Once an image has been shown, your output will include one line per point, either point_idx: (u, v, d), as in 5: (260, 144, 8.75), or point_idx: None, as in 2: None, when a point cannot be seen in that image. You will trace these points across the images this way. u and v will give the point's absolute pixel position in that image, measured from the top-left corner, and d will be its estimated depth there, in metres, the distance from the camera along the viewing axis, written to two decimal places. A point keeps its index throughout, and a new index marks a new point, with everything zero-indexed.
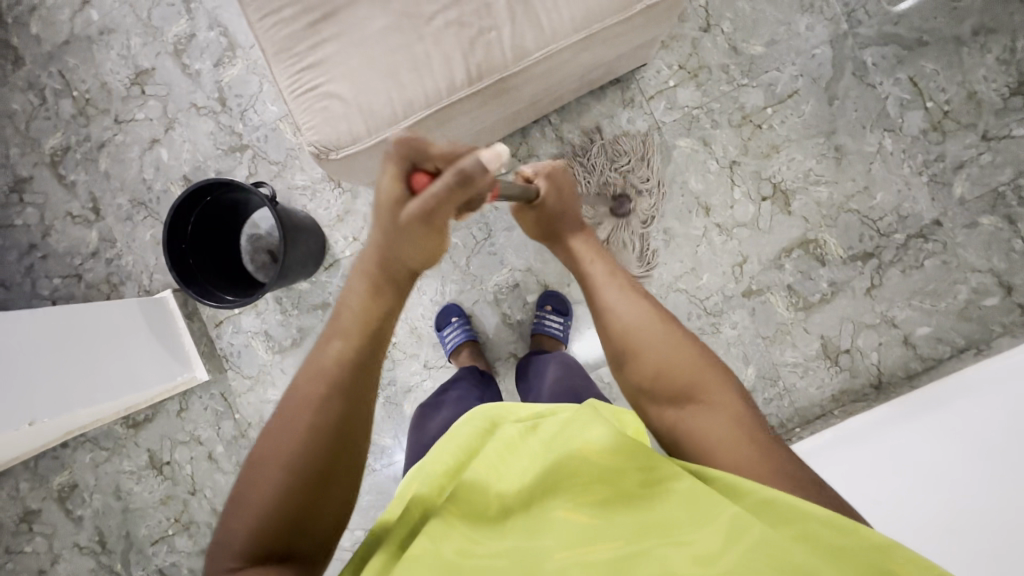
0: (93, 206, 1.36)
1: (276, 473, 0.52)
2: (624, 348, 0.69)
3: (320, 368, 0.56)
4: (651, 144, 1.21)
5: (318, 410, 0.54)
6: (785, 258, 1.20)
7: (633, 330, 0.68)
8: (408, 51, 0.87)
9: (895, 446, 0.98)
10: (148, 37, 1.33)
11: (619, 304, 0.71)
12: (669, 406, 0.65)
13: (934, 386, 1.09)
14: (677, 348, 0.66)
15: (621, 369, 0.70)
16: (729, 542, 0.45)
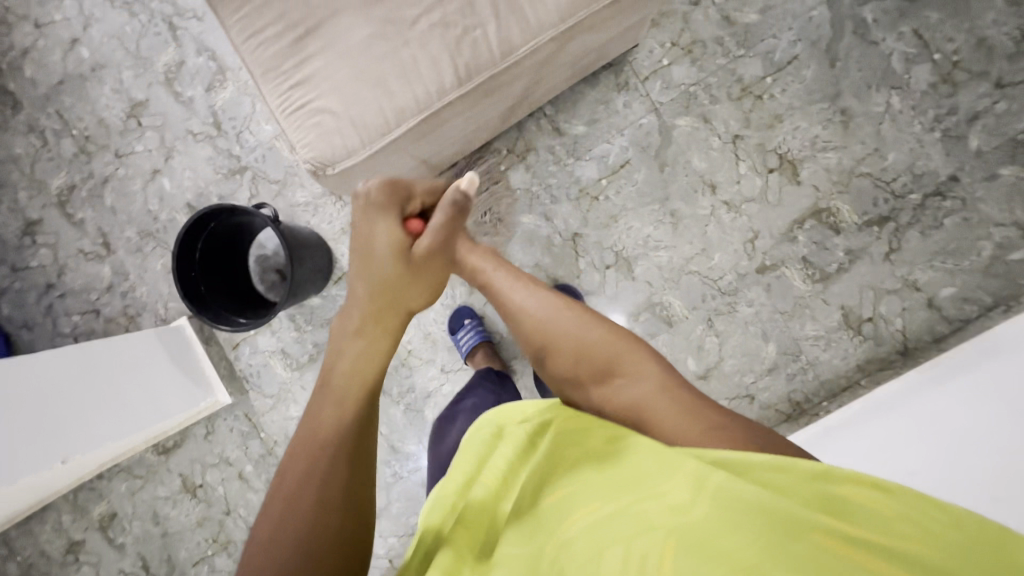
0: (104, 241, 1.38)
1: (284, 553, 0.52)
2: (540, 342, 0.72)
3: (316, 436, 0.59)
4: (650, 126, 1.19)
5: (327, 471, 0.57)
6: (798, 229, 1.17)
7: (541, 320, 0.72)
8: (395, 58, 0.86)
9: (909, 424, 0.96)
10: (139, 68, 1.33)
11: (527, 296, 0.74)
12: (594, 389, 0.68)
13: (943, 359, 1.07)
14: (586, 330, 0.70)
15: (546, 365, 0.72)
16: (696, 491, 0.46)
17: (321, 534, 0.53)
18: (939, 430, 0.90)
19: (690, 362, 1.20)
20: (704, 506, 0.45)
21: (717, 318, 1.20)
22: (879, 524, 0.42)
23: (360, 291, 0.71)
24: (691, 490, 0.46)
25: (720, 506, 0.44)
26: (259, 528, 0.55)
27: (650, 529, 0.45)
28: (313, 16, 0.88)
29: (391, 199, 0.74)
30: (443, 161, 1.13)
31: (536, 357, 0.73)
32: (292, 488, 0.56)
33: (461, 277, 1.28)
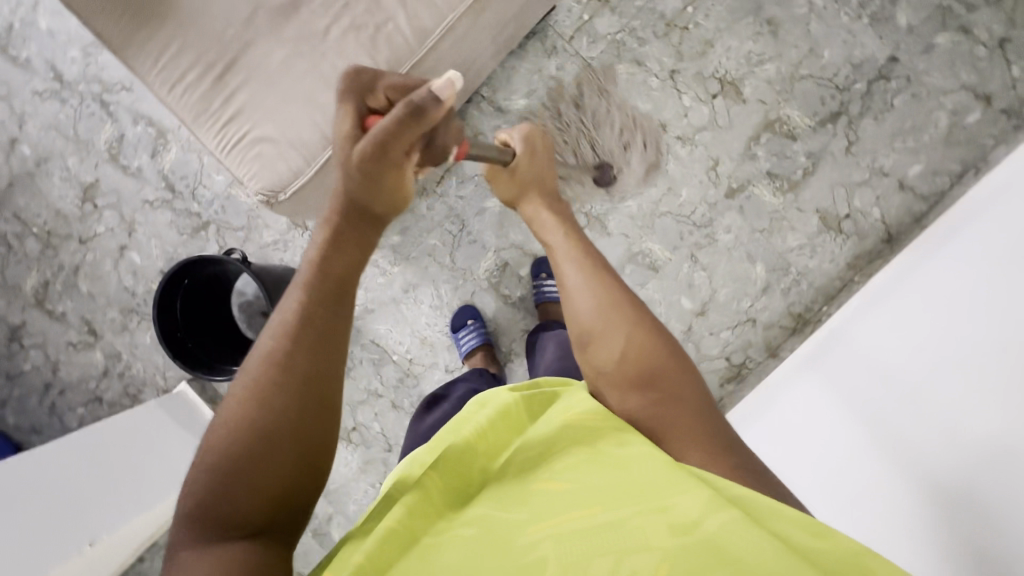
0: (90, 328, 1.38)
1: (247, 434, 0.52)
2: (591, 328, 0.69)
3: (284, 318, 0.58)
4: (587, 83, 1.19)
5: (291, 356, 0.56)
6: (756, 146, 1.17)
7: (600, 310, 0.69)
8: (316, 72, 0.87)
9: (900, 322, 0.94)
10: (82, 152, 1.34)
11: (597, 296, 0.70)
12: (632, 389, 0.65)
13: (914, 249, 1.08)
14: (646, 337, 0.67)
15: (588, 351, 0.69)
16: (707, 516, 0.46)
17: (279, 424, 0.53)
18: (924, 328, 0.88)
19: (685, 302, 1.21)
20: (714, 528, 0.44)
21: (700, 252, 1.20)
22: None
23: (335, 179, 0.65)
24: (700, 509, 0.46)
25: (727, 535, 0.44)
26: (236, 386, 0.55)
27: (651, 548, 0.44)
28: (228, 52, 0.88)
29: (355, 96, 0.67)
30: None
31: (580, 338, 0.70)
32: (272, 362, 0.55)
33: (442, 275, 1.27)
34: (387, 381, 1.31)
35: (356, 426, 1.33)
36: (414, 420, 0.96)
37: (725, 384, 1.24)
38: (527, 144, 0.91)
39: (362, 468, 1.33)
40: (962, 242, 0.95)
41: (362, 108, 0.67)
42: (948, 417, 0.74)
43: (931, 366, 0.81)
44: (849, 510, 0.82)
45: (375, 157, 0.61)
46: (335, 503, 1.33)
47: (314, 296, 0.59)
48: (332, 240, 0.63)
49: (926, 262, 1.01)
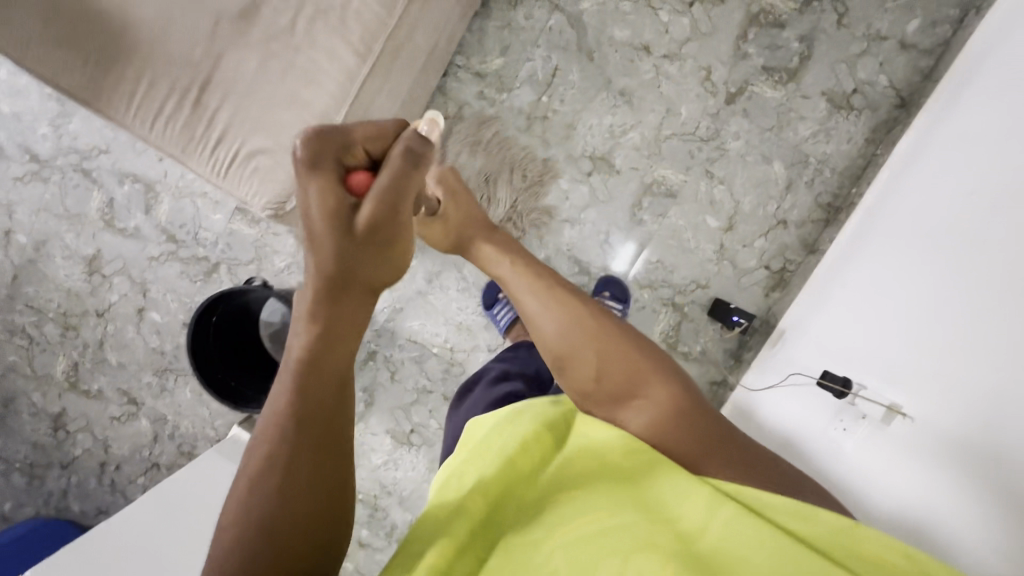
0: (129, 397, 1.38)
1: (253, 535, 0.46)
2: (558, 356, 0.64)
3: (274, 424, 0.49)
4: (559, 25, 1.16)
5: (293, 468, 0.48)
6: (745, 45, 1.13)
7: (564, 338, 0.63)
8: (293, 69, 0.84)
9: (916, 231, 0.91)
10: (76, 226, 1.32)
11: (561, 319, 0.64)
12: (614, 407, 0.61)
13: (906, 145, 1.05)
14: (618, 352, 0.62)
15: (568, 376, 0.64)
16: (710, 516, 0.49)
17: (295, 522, 0.47)
18: (944, 234, 0.84)
19: (710, 220, 1.19)
20: (718, 536, 0.48)
21: (713, 167, 1.17)
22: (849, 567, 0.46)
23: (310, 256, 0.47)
24: (704, 516, 0.50)
25: (731, 537, 0.47)
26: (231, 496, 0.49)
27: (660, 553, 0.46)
28: (199, 72, 0.85)
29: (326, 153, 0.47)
30: None
31: (558, 365, 0.64)
32: (268, 469, 0.48)
33: (462, 256, 1.26)
34: (434, 375, 1.29)
35: (415, 427, 1.31)
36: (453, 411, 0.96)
37: (770, 293, 1.21)
38: (445, 189, 0.75)
39: (430, 468, 1.31)
40: (961, 133, 0.90)
41: (343, 170, 0.48)
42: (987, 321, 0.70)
43: (959, 272, 0.78)
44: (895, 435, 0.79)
45: (376, 245, 0.47)
46: (412, 508, 1.32)
47: (307, 403, 0.50)
48: (322, 340, 0.49)
49: (927, 159, 0.97)
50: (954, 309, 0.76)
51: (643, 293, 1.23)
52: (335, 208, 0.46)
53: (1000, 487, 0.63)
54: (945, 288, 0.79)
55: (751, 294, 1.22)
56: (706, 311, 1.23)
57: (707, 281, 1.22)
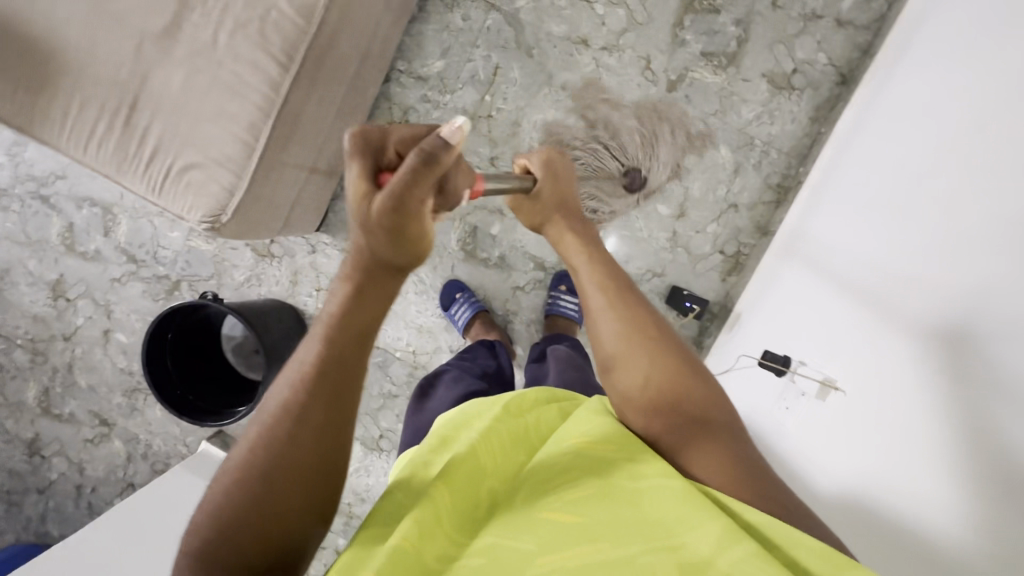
0: (101, 419, 1.38)
1: (250, 482, 0.47)
2: (611, 353, 0.63)
3: (300, 373, 0.50)
4: (497, 24, 1.16)
5: (301, 419, 0.49)
6: (682, 32, 1.14)
7: (623, 338, 0.63)
8: (218, 83, 0.85)
9: (864, 205, 0.87)
10: (38, 252, 1.33)
11: (624, 320, 0.64)
12: (655, 416, 0.59)
13: (846, 122, 1.06)
14: (670, 363, 0.61)
15: (611, 378, 0.63)
16: (721, 548, 0.43)
17: (289, 477, 0.48)
18: (888, 201, 0.81)
19: (661, 208, 1.19)
20: (726, 567, 0.41)
21: (659, 155, 1.18)
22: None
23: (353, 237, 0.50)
24: (713, 544, 0.43)
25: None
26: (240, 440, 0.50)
27: None
28: (128, 91, 0.86)
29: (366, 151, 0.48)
30: (332, 162, 1.10)
31: (603, 364, 0.64)
32: (275, 421, 0.49)
33: None
34: (398, 379, 1.30)
35: (383, 433, 1.31)
36: (410, 411, 0.86)
37: (726, 277, 1.21)
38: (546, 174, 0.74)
39: None
40: (900, 105, 0.89)
41: (379, 167, 0.48)
42: (929, 278, 0.67)
43: (912, 212, 0.74)
44: (850, 414, 0.71)
45: (395, 237, 0.47)
46: None
47: (330, 358, 0.50)
48: (354, 296, 0.51)
49: (871, 137, 0.94)
50: (898, 273, 0.73)
51: None
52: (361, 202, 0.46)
53: (958, 453, 0.56)
54: (892, 254, 0.76)
55: (707, 280, 1.22)
56: (663, 299, 1.23)
57: (662, 269, 1.22)
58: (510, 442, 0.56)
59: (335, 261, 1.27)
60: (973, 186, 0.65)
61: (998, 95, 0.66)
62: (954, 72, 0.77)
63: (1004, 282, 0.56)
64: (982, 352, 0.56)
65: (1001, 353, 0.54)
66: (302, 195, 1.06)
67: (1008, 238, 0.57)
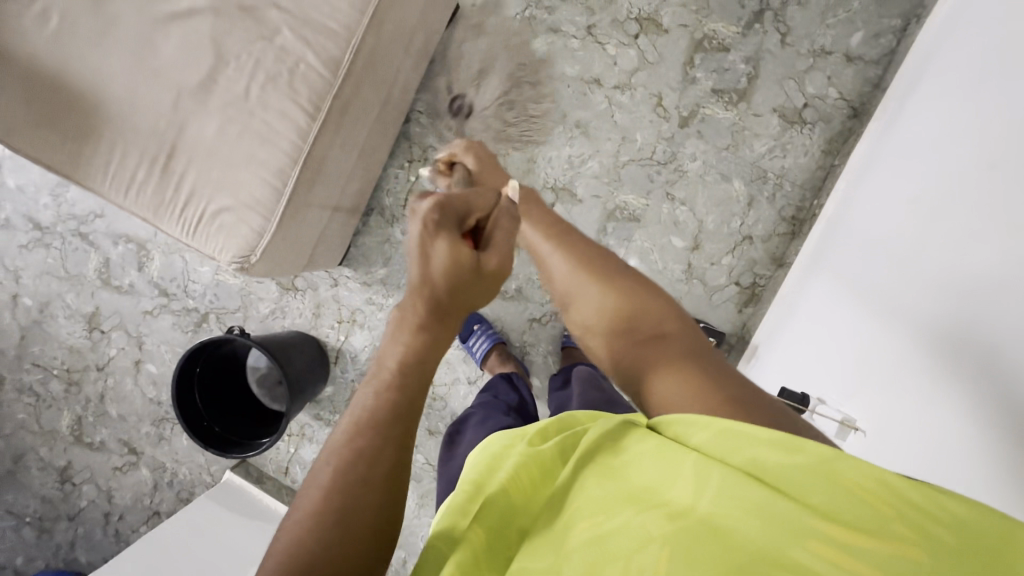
0: (130, 447, 1.43)
1: (329, 527, 0.45)
2: (564, 290, 0.73)
3: (366, 417, 0.49)
4: (512, 65, 1.21)
5: (374, 461, 0.47)
6: (692, 70, 1.17)
7: (568, 275, 0.72)
8: (249, 132, 0.90)
9: (892, 220, 0.86)
10: (76, 286, 1.40)
11: (566, 257, 0.73)
12: (607, 330, 0.66)
13: (861, 152, 1.06)
14: (610, 281, 0.68)
15: (570, 309, 0.72)
16: (697, 491, 0.40)
17: (367, 520, 0.46)
18: (913, 222, 0.80)
19: (676, 241, 1.21)
20: (708, 508, 0.39)
21: (673, 188, 1.20)
22: (845, 507, 0.36)
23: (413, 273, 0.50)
24: (694, 490, 0.40)
25: (722, 509, 0.38)
26: (305, 492, 0.47)
27: (650, 543, 0.38)
28: (166, 141, 0.92)
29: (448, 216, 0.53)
30: (354, 200, 1.15)
31: (564, 300, 0.73)
32: (344, 469, 0.47)
33: None
34: None
35: None
36: (442, 460, 0.84)
37: (743, 308, 1.21)
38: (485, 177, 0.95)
39: (420, 503, 1.33)
40: (932, 117, 0.87)
41: (461, 230, 0.54)
42: (952, 308, 0.66)
43: (937, 221, 0.74)
44: (886, 437, 0.70)
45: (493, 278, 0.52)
46: (404, 545, 1.33)
47: (401, 397, 0.50)
48: (428, 346, 0.51)
49: (904, 142, 0.92)
50: (922, 299, 0.72)
51: None
52: (461, 259, 0.50)
53: (984, 473, 0.55)
54: (916, 279, 0.74)
55: (723, 311, 1.22)
56: None
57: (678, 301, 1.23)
58: (536, 477, 0.48)
59: (356, 294, 1.31)
60: (993, 218, 0.63)
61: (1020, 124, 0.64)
62: (974, 88, 0.77)
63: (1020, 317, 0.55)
64: (1001, 349, 0.56)
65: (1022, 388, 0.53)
66: (326, 233, 1.11)
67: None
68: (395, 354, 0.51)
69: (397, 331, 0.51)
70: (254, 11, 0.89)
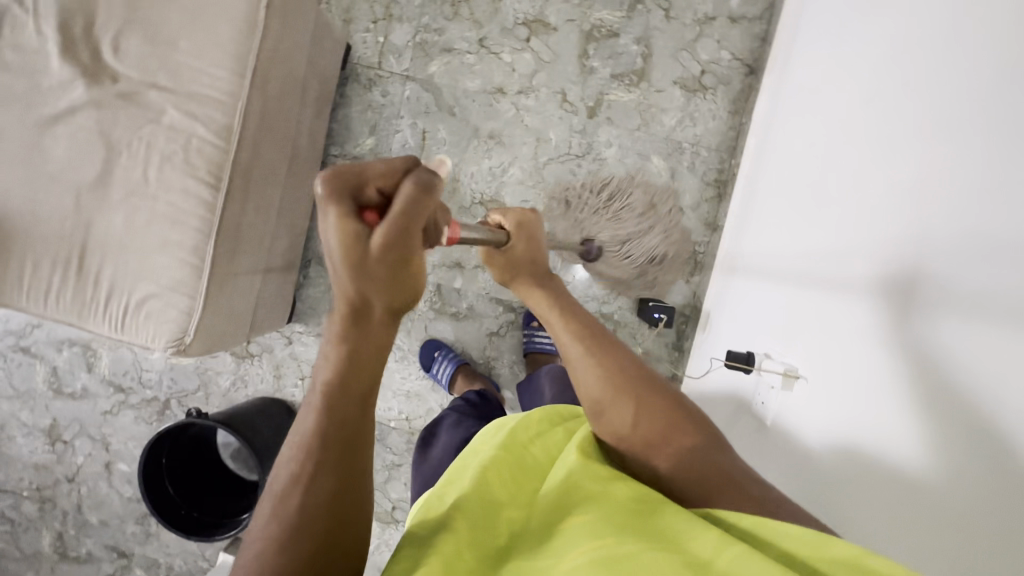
0: (119, 551, 1.39)
1: (271, 549, 0.44)
2: (596, 405, 0.60)
3: (304, 440, 0.46)
4: (415, 92, 1.22)
5: (311, 485, 0.45)
6: (588, 61, 1.19)
7: (604, 393, 0.59)
8: (156, 216, 0.89)
9: (802, 224, 0.85)
10: (29, 401, 1.36)
11: (602, 369, 0.60)
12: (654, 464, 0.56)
13: (763, 107, 1.10)
14: (660, 414, 0.57)
15: (600, 426, 0.60)
16: (722, 547, 0.38)
17: (312, 538, 0.44)
18: (824, 223, 0.79)
19: None
20: (726, 565, 0.37)
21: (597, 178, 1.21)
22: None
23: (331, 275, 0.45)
24: (715, 546, 0.39)
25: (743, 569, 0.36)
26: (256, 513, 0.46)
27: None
28: (75, 242, 0.90)
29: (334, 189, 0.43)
30: (286, 257, 1.14)
31: (591, 408, 0.60)
32: (285, 491, 0.45)
33: None
34: (398, 448, 1.30)
35: (395, 504, 1.31)
36: (413, 466, 0.78)
37: (690, 278, 1.23)
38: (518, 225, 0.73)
39: None
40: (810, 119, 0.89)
41: (356, 204, 0.43)
42: (872, 308, 0.64)
43: (887, 201, 0.65)
44: (829, 450, 0.66)
45: (395, 280, 0.44)
46: None
47: (332, 422, 0.47)
48: (348, 364, 0.47)
49: (791, 145, 0.94)
50: (846, 303, 0.70)
51: None
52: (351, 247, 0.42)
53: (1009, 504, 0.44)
54: (837, 284, 0.72)
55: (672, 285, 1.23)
56: (635, 313, 1.25)
57: None
58: (510, 480, 0.50)
59: (312, 347, 1.30)
60: (895, 206, 0.63)
61: (902, 109, 0.65)
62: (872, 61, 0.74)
63: (945, 305, 0.53)
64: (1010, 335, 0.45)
65: (956, 382, 0.51)
66: (262, 296, 1.09)
67: (941, 259, 0.55)
68: (321, 376, 0.47)
69: (325, 346, 0.48)
70: (135, 96, 0.88)
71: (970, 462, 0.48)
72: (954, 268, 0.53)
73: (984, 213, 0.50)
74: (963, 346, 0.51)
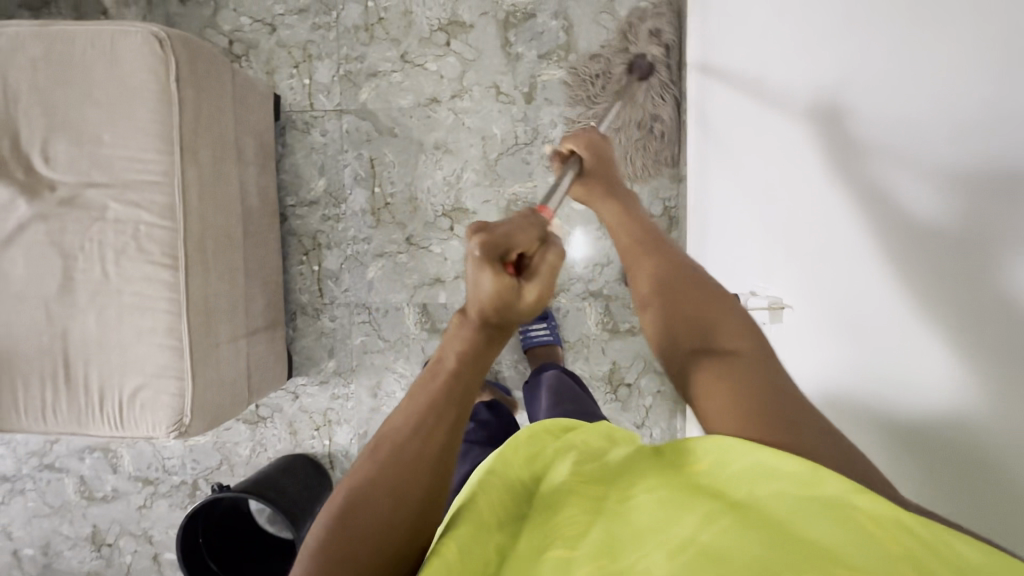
0: None
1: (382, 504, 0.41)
2: (644, 294, 0.59)
3: (427, 399, 0.45)
4: (352, 123, 1.22)
5: (429, 440, 0.44)
6: (512, 48, 1.18)
7: (664, 281, 0.57)
8: (126, 308, 0.90)
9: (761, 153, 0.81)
10: (66, 514, 1.38)
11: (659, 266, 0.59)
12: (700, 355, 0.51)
13: (692, 44, 1.07)
14: (726, 305, 0.54)
15: (643, 315, 0.58)
16: (704, 525, 0.36)
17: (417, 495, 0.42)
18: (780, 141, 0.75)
19: None
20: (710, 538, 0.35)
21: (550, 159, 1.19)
22: (859, 547, 0.32)
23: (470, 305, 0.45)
24: (698, 525, 0.36)
25: (727, 540, 0.34)
26: (358, 465, 0.44)
27: None
28: (56, 353, 0.91)
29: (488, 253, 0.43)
30: (266, 315, 1.15)
31: (639, 302, 0.59)
32: (397, 445, 0.43)
33: (389, 357, 1.27)
34: None
35: None
36: None
37: (669, 234, 1.21)
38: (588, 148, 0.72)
39: None
40: (740, 50, 0.85)
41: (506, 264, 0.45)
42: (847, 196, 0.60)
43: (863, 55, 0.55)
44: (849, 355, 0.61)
45: (537, 311, 0.46)
46: None
47: (458, 384, 0.46)
48: (479, 347, 0.46)
49: (727, 79, 0.90)
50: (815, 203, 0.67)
51: (559, 300, 1.25)
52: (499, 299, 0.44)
53: None
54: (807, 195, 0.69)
55: None
56: (624, 283, 1.23)
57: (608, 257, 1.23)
58: (499, 502, 0.46)
59: (319, 396, 1.30)
60: (844, 105, 0.59)
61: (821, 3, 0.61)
62: None
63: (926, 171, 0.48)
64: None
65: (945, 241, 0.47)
66: (252, 359, 1.10)
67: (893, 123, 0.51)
68: (451, 354, 0.46)
69: (458, 330, 0.47)
70: (76, 199, 0.89)
71: (981, 331, 0.44)
72: (919, 137, 0.48)
73: (917, 70, 0.47)
74: (945, 214, 0.46)
